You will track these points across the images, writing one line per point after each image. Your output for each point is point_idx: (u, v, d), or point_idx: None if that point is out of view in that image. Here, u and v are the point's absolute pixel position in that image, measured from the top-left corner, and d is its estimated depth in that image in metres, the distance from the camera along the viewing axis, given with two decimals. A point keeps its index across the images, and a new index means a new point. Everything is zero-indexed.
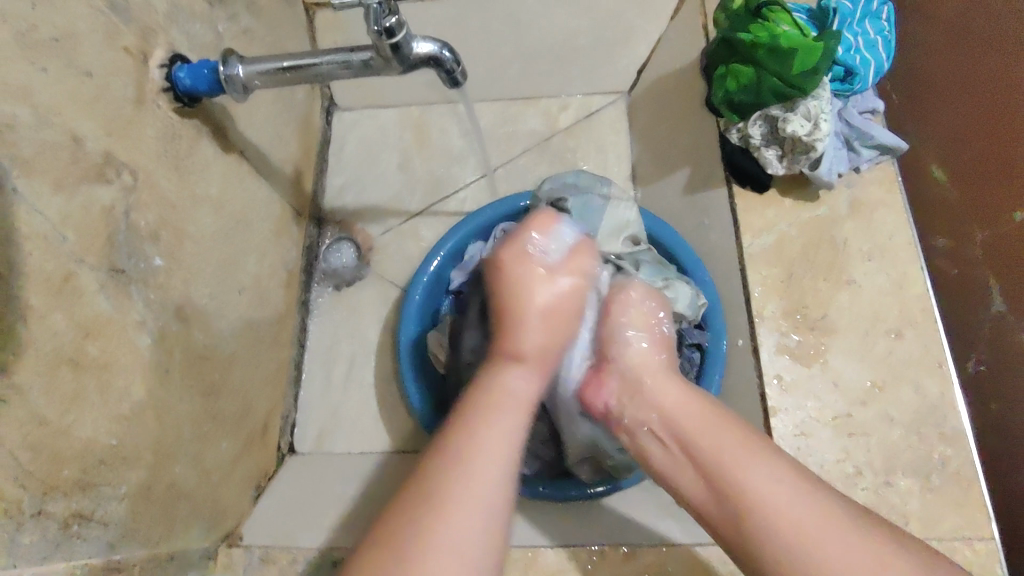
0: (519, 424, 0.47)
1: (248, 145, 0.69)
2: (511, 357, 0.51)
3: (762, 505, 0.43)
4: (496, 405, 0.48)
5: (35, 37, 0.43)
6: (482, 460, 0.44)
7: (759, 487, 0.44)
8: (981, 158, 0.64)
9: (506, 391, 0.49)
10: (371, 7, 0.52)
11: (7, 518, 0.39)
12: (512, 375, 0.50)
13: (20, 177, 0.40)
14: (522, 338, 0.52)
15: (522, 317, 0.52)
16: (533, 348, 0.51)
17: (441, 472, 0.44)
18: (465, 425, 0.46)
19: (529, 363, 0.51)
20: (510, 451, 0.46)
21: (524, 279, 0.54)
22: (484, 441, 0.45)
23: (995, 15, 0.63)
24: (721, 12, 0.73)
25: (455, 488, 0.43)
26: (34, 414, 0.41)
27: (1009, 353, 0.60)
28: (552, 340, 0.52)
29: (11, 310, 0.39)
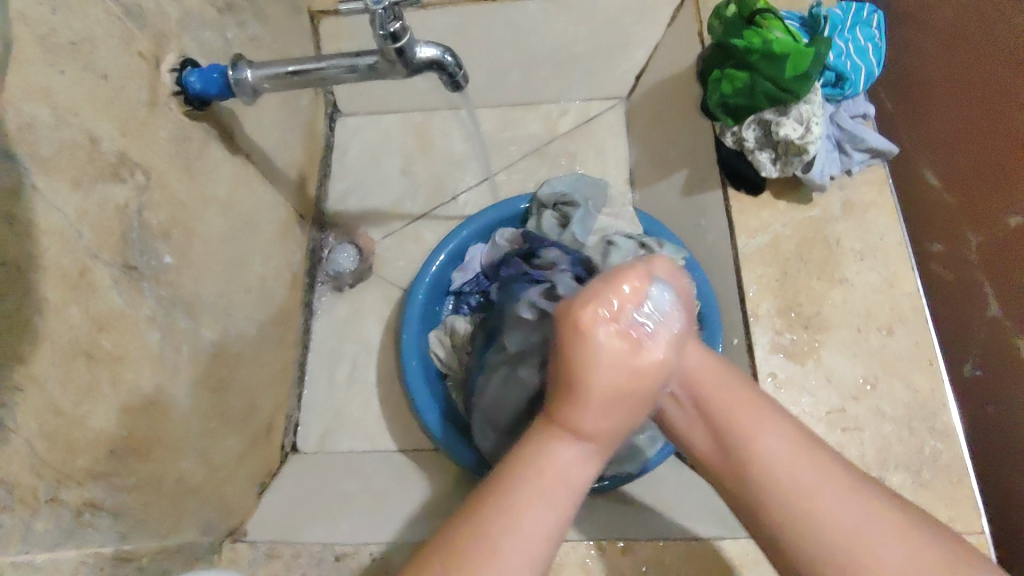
0: (563, 508, 0.42)
1: (255, 148, 0.71)
2: (566, 435, 0.43)
3: (778, 469, 0.44)
4: (537, 483, 0.42)
5: (56, 41, 0.44)
6: (520, 537, 0.40)
7: (774, 452, 0.44)
8: (973, 162, 0.70)
9: (552, 470, 0.42)
10: (377, 12, 0.54)
11: (23, 504, 0.40)
12: (562, 457, 0.43)
13: (40, 174, 0.42)
14: (586, 418, 0.43)
15: (590, 393, 0.43)
16: (595, 430, 0.43)
17: (479, 541, 0.40)
18: (506, 491, 0.42)
19: (586, 445, 0.43)
20: (557, 529, 0.41)
21: (601, 350, 0.43)
22: (528, 514, 0.41)
23: (986, 23, 0.68)
24: (714, 19, 0.75)
25: (493, 560, 0.39)
26: (51, 404, 0.42)
27: (1004, 351, 0.65)
28: (621, 420, 0.44)
29: (29, 302, 0.40)
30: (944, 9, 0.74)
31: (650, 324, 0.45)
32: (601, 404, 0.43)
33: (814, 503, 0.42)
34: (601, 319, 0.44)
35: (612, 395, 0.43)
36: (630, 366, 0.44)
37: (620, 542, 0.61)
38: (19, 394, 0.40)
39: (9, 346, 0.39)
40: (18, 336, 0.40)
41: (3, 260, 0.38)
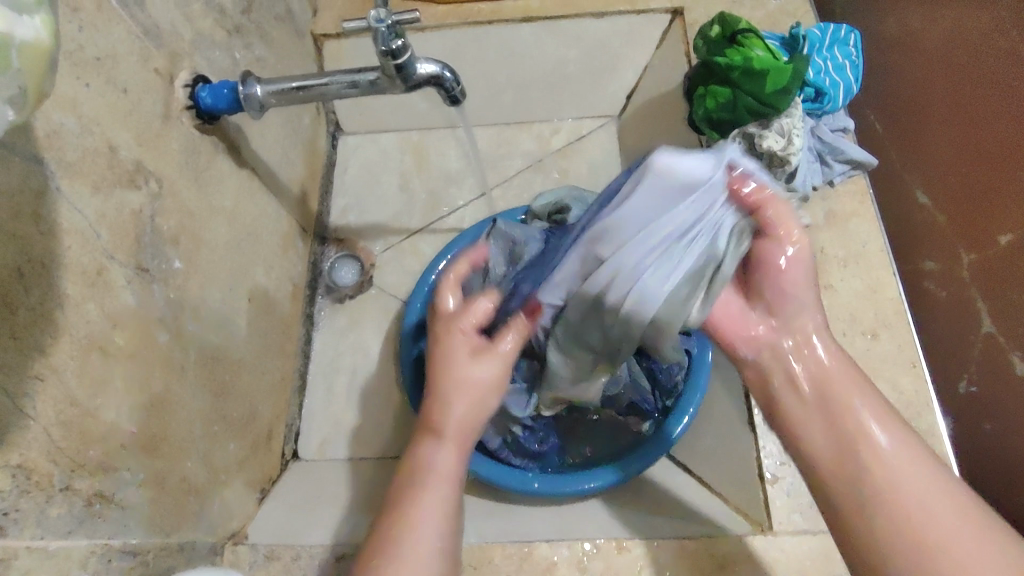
0: (439, 503, 0.48)
1: (260, 162, 0.74)
2: (430, 435, 0.51)
3: (894, 475, 0.45)
4: (418, 482, 0.49)
5: (82, 56, 0.48)
6: (412, 532, 0.46)
7: (890, 461, 0.45)
8: (965, 183, 0.75)
9: (424, 475, 0.49)
10: (380, 30, 0.57)
11: (40, 489, 0.42)
12: (431, 454, 0.50)
13: (63, 179, 0.45)
14: (441, 419, 0.51)
15: (447, 399, 0.51)
16: (451, 429, 0.51)
17: (379, 537, 0.47)
18: (393, 505, 0.49)
19: (446, 443, 0.51)
20: (439, 527, 0.47)
21: (445, 357, 0.53)
22: (414, 512, 0.47)
23: (978, 51, 0.74)
24: (699, 40, 0.79)
25: (390, 549, 0.46)
26: (68, 395, 0.44)
27: (999, 371, 0.69)
28: (473, 415, 0.52)
29: (51, 296, 0.43)
30: (935, 32, 0.79)
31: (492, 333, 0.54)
32: (453, 404, 0.51)
33: (928, 513, 0.43)
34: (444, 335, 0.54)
35: (458, 399, 0.51)
36: (470, 364, 0.52)
37: (612, 541, 0.61)
38: (38, 383, 0.42)
39: (32, 336, 0.41)
40: (39, 327, 0.42)
41: (29, 255, 0.41)
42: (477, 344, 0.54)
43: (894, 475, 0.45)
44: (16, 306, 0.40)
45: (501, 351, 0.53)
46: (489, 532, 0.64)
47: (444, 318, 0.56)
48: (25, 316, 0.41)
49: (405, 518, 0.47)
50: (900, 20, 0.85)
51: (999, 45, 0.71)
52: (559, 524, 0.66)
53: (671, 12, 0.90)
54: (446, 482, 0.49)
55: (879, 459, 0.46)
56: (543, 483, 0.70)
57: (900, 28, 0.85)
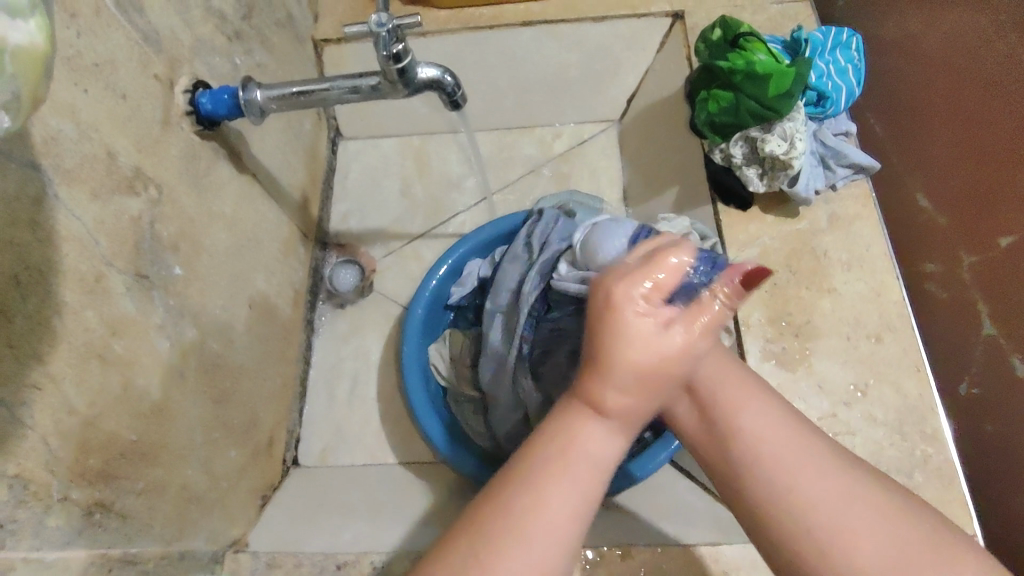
0: (582, 488, 0.42)
1: (261, 167, 0.74)
2: (591, 410, 0.42)
3: (759, 440, 0.46)
4: (567, 460, 0.42)
5: (81, 62, 0.48)
6: (546, 517, 0.41)
7: (755, 425, 0.46)
8: (965, 186, 0.74)
9: (576, 454, 0.42)
10: (380, 35, 0.57)
11: (37, 499, 0.41)
12: (590, 434, 0.42)
13: (62, 186, 0.45)
14: (608, 397, 0.42)
15: (617, 375, 0.41)
16: (619, 410, 0.42)
17: (511, 513, 0.41)
18: (531, 483, 0.42)
19: (612, 425, 0.42)
20: (580, 513, 0.42)
21: (636, 328, 0.41)
22: (556, 497, 0.41)
23: (978, 53, 0.73)
24: (700, 44, 0.79)
25: (525, 530, 0.40)
26: (66, 403, 0.44)
27: (999, 375, 0.69)
28: (644, 402, 0.42)
29: (49, 304, 0.43)
30: (932, 36, 0.79)
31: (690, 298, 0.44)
32: (624, 384, 0.41)
33: (796, 478, 0.43)
34: (627, 293, 0.42)
35: (629, 379, 0.41)
36: (658, 340, 0.41)
37: (615, 549, 0.60)
38: (36, 393, 0.41)
39: (29, 345, 0.41)
40: (37, 335, 0.42)
41: (26, 263, 0.41)
42: (670, 313, 0.42)
43: (760, 439, 0.46)
44: (13, 314, 0.40)
45: (698, 329, 0.42)
46: None
47: (631, 270, 0.43)
48: (22, 324, 0.40)
49: (543, 499, 0.41)
50: (899, 24, 0.85)
51: (995, 50, 0.71)
52: None
53: (671, 16, 0.89)
54: (595, 469, 0.42)
55: (745, 426, 0.46)
56: None
57: (899, 31, 0.84)
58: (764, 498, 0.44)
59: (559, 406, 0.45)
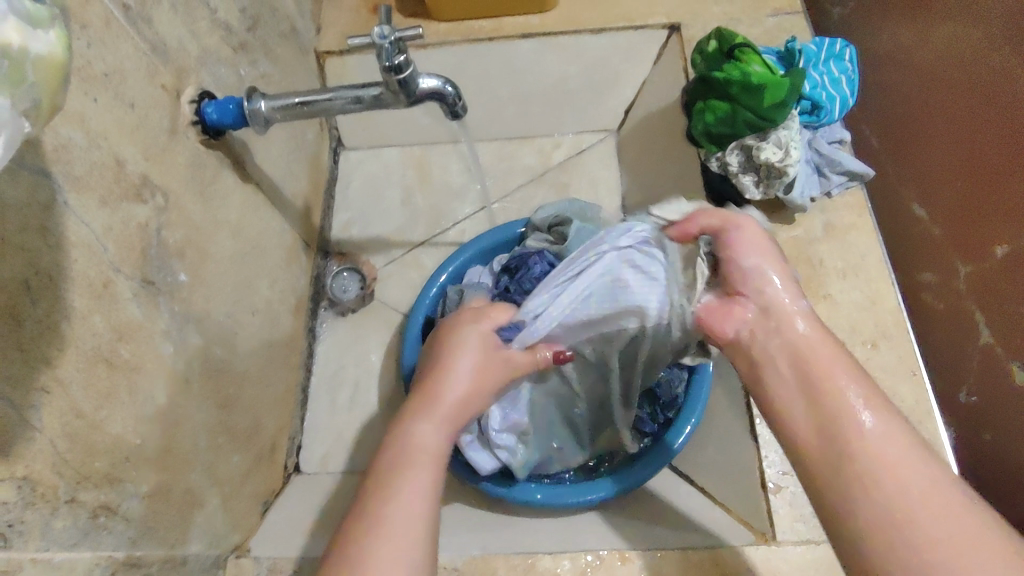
0: (426, 479, 0.48)
1: (264, 177, 0.75)
2: (420, 414, 0.53)
3: (865, 436, 0.42)
4: (405, 456, 0.49)
5: (91, 72, 0.49)
6: (398, 507, 0.46)
7: (877, 435, 0.42)
8: (961, 198, 0.76)
9: (416, 451, 0.50)
10: (383, 46, 0.58)
11: (44, 501, 0.42)
12: (422, 431, 0.51)
13: (71, 192, 0.46)
14: (439, 394, 0.54)
15: (445, 381, 0.55)
16: (443, 410, 0.53)
17: (362, 515, 0.46)
18: (380, 481, 0.48)
19: (436, 422, 0.52)
20: (426, 502, 0.47)
21: (456, 344, 0.58)
22: (401, 483, 0.47)
23: (966, 65, 0.75)
24: (696, 55, 0.81)
25: (379, 522, 0.45)
26: (73, 406, 0.44)
27: (998, 386, 0.70)
28: (464, 400, 0.55)
29: (58, 310, 0.43)
30: (925, 49, 0.81)
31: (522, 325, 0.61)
32: (450, 376, 0.55)
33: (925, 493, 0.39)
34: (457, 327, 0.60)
35: (456, 378, 0.55)
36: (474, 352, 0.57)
37: (614, 552, 0.60)
38: (45, 395, 0.42)
39: (39, 348, 0.42)
40: (46, 339, 0.42)
41: (36, 268, 0.42)
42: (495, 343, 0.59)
43: (876, 446, 0.41)
44: (23, 317, 0.40)
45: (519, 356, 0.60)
46: (501, 542, 0.64)
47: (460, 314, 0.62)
48: (31, 327, 0.41)
49: (390, 491, 0.47)
50: (892, 37, 0.87)
51: (983, 60, 0.73)
52: (561, 535, 0.65)
53: (668, 29, 0.90)
54: (434, 455, 0.50)
55: (860, 433, 0.42)
56: (547, 495, 0.70)
57: (892, 44, 0.87)
58: (869, 504, 0.40)
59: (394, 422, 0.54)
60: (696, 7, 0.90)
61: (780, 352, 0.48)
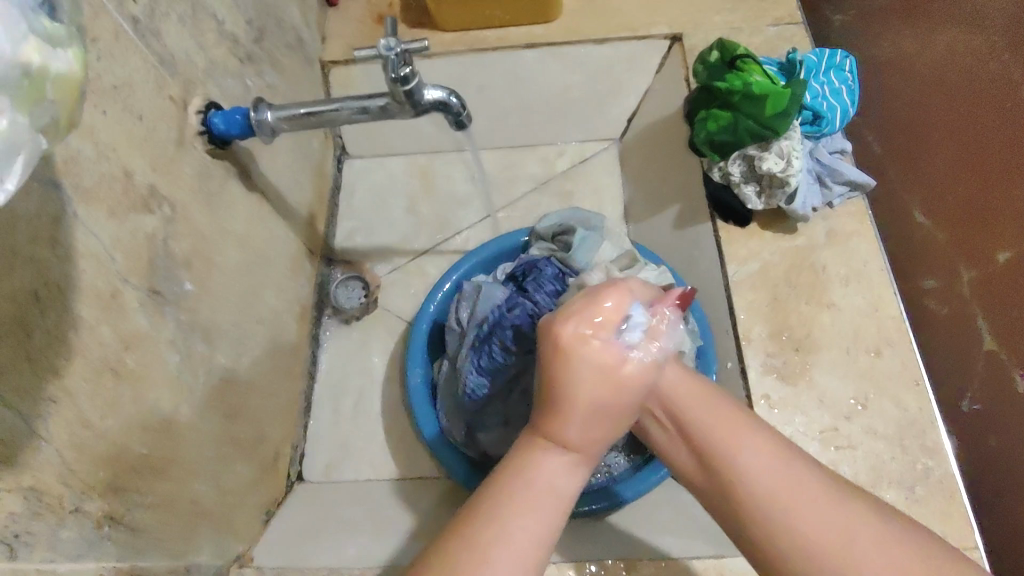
0: (546, 519, 0.44)
1: (269, 186, 0.75)
2: (553, 446, 0.46)
3: (752, 476, 0.45)
4: (532, 499, 0.44)
5: (100, 85, 0.49)
6: (507, 552, 0.42)
7: (756, 466, 0.45)
8: (960, 202, 0.79)
9: (543, 491, 0.45)
10: (390, 58, 0.59)
11: (51, 511, 0.42)
12: (554, 469, 0.46)
13: (80, 204, 0.46)
14: (571, 430, 0.46)
15: (582, 410, 0.46)
16: (580, 445, 0.46)
17: (466, 547, 0.42)
18: (496, 522, 0.43)
19: (573, 461, 0.46)
20: (540, 549, 0.43)
21: (585, 360, 0.46)
22: (517, 525, 0.43)
23: (970, 75, 0.84)
24: (699, 64, 0.82)
25: (490, 567, 0.41)
26: (80, 416, 0.44)
27: (1003, 392, 0.72)
28: (603, 432, 0.47)
29: (66, 320, 0.44)
30: (925, 54, 0.86)
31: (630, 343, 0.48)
32: (577, 414, 0.46)
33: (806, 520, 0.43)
34: (583, 343, 0.46)
35: (590, 411, 0.46)
36: (618, 375, 0.47)
37: (620, 561, 0.60)
38: (52, 406, 0.42)
39: (46, 358, 0.42)
40: (54, 349, 0.43)
41: (45, 279, 0.42)
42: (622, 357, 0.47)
43: (756, 479, 0.45)
44: (32, 328, 0.41)
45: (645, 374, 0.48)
46: None
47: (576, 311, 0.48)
48: (40, 338, 0.41)
49: (501, 530, 0.43)
50: (894, 44, 0.88)
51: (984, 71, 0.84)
52: (563, 543, 0.65)
53: (670, 39, 0.91)
54: (560, 500, 0.45)
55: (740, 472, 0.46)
56: None
57: (893, 51, 0.88)
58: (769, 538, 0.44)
59: (524, 443, 0.47)
60: (698, 17, 0.91)
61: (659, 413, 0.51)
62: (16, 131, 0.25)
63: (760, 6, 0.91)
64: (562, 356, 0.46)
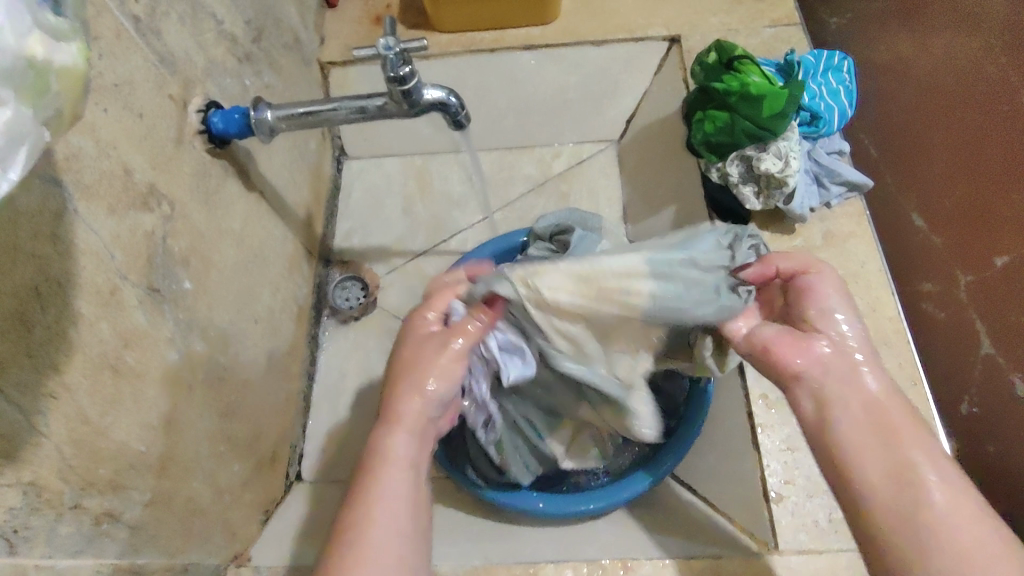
0: (405, 482, 0.53)
1: (267, 186, 0.75)
2: (390, 424, 0.55)
3: (939, 493, 0.47)
4: (384, 468, 0.53)
5: (101, 83, 0.49)
6: (378, 528, 0.51)
7: (942, 488, 0.47)
8: (960, 206, 0.77)
9: (391, 464, 0.54)
10: (388, 58, 0.59)
11: (49, 507, 0.42)
12: (398, 442, 0.54)
13: (80, 201, 0.46)
14: (401, 404, 0.55)
15: (416, 384, 0.55)
16: (410, 416, 0.55)
17: (348, 529, 0.51)
18: (362, 495, 0.52)
19: (407, 432, 0.55)
20: (408, 499, 0.53)
21: (415, 347, 0.57)
22: (381, 501, 0.52)
23: (975, 73, 0.77)
24: (696, 65, 0.81)
25: (361, 542, 0.50)
26: (79, 412, 0.45)
27: (1000, 394, 0.71)
28: (426, 403, 0.55)
29: (66, 316, 0.44)
30: (924, 58, 0.83)
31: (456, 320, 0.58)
32: (412, 386, 0.55)
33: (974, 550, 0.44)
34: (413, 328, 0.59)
35: (422, 382, 0.55)
36: (435, 351, 0.56)
37: (616, 562, 0.60)
38: (52, 402, 0.42)
39: (46, 354, 0.42)
40: (54, 345, 0.43)
41: (46, 275, 0.42)
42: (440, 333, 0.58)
43: (941, 495, 0.47)
44: (32, 324, 0.41)
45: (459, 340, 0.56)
46: (499, 552, 0.64)
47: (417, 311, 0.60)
48: (40, 333, 0.42)
49: (370, 504, 0.52)
50: (891, 47, 0.88)
51: (995, 62, 0.74)
52: (560, 545, 0.65)
53: (668, 40, 0.91)
54: (407, 466, 0.54)
55: (930, 497, 0.47)
56: (550, 503, 0.70)
57: (891, 55, 0.88)
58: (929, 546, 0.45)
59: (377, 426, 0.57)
60: (695, 19, 0.91)
61: (853, 399, 0.51)
62: (21, 121, 0.25)
63: (756, 8, 0.91)
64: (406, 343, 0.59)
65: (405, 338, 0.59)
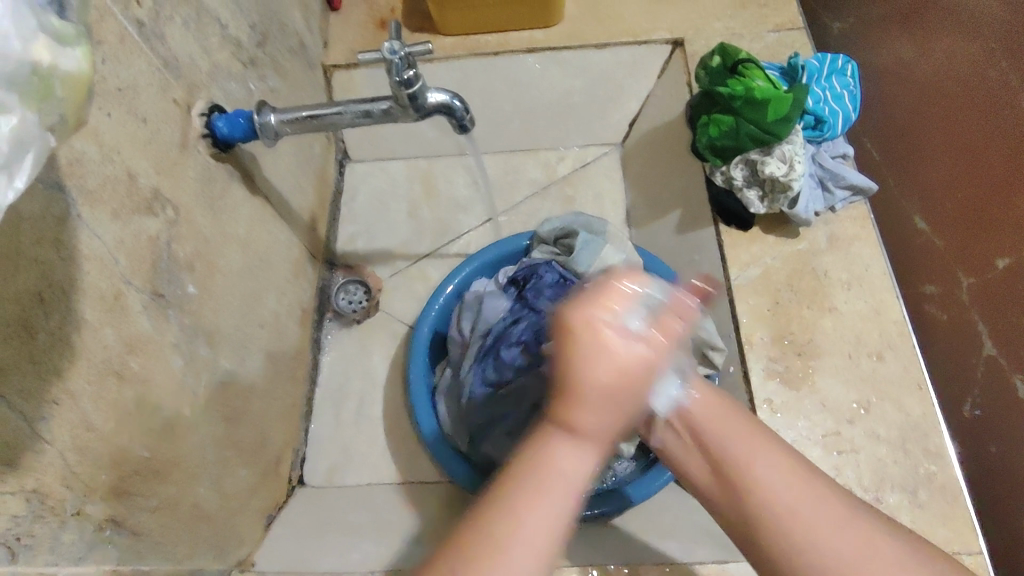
0: (558, 507, 0.43)
1: (272, 189, 0.75)
2: (561, 429, 0.44)
3: (752, 486, 0.49)
4: (541, 480, 0.43)
5: (105, 88, 0.49)
6: (515, 540, 0.42)
7: (766, 477, 0.48)
8: (961, 209, 0.77)
9: (552, 475, 0.43)
10: (393, 62, 0.59)
11: (53, 514, 0.42)
12: (564, 452, 0.44)
13: (84, 206, 0.46)
14: (577, 413, 0.44)
15: (585, 391, 0.44)
16: (588, 428, 0.44)
17: (481, 542, 0.42)
18: (502, 503, 0.43)
19: (581, 445, 0.44)
20: (555, 527, 0.43)
21: (590, 345, 0.44)
22: (527, 511, 0.43)
23: (979, 74, 0.76)
24: (700, 68, 0.82)
25: (501, 552, 0.41)
26: (83, 419, 0.44)
27: (1005, 394, 0.71)
28: (608, 417, 0.44)
29: (69, 322, 0.44)
30: (925, 63, 0.83)
31: (638, 328, 0.46)
32: (589, 398, 0.44)
33: (803, 538, 0.46)
34: (584, 318, 0.45)
35: (593, 396, 0.44)
36: (618, 359, 0.44)
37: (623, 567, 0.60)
38: (55, 407, 0.42)
39: (50, 360, 0.42)
40: (58, 351, 0.42)
41: (49, 281, 0.42)
42: (634, 338, 0.45)
43: (767, 488, 0.48)
44: (36, 330, 0.41)
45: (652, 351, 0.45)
46: None
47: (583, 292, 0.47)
48: (44, 340, 0.41)
49: (512, 516, 0.42)
50: (892, 52, 0.88)
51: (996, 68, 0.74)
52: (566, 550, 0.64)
53: (671, 44, 0.92)
54: (569, 485, 0.44)
55: (754, 479, 0.49)
56: None
57: (893, 59, 0.88)
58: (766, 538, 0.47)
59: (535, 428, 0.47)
60: (699, 23, 0.91)
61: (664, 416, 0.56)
62: (26, 127, 0.25)
63: (760, 12, 0.91)
64: (564, 330, 0.46)
65: (565, 327, 0.46)
